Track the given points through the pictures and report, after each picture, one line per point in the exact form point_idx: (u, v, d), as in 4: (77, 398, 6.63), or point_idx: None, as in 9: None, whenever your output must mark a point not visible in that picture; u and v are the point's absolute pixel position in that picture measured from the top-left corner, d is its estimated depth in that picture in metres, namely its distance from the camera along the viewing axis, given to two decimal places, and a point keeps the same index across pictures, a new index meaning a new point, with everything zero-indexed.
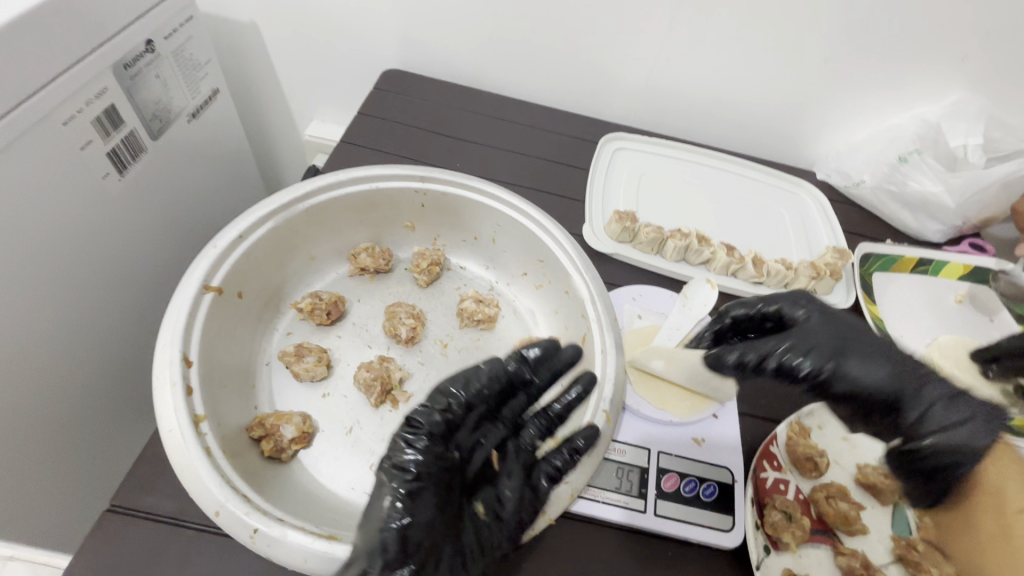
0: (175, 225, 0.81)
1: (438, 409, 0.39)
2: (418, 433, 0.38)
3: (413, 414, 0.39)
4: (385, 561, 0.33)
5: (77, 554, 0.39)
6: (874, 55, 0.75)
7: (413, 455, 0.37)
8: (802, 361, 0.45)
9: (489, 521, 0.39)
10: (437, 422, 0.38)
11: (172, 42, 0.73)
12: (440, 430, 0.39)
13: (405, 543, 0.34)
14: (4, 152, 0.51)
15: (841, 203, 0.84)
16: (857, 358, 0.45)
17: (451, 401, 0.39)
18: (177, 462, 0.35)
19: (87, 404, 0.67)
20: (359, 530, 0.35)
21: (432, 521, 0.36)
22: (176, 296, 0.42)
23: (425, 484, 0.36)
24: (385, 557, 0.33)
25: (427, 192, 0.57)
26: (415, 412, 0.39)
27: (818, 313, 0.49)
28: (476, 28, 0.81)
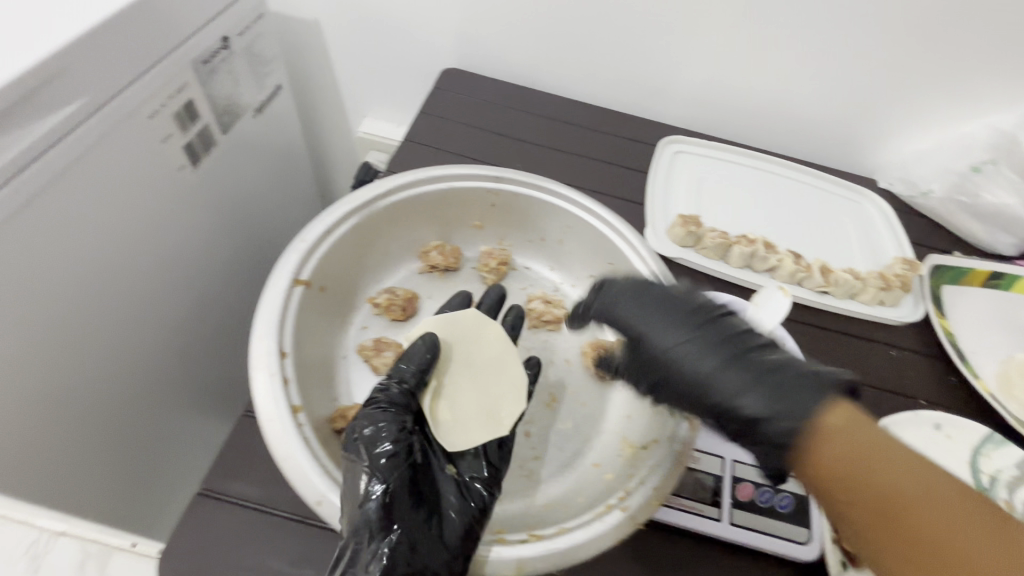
0: (237, 217, 0.83)
1: (387, 390, 0.43)
2: (384, 406, 0.42)
3: (374, 391, 0.43)
4: (371, 530, 0.35)
5: (173, 534, 0.41)
6: (950, 60, 0.72)
7: (378, 426, 0.40)
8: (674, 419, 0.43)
9: (453, 493, 0.42)
10: (397, 395, 0.42)
11: (244, 39, 0.74)
12: (402, 402, 0.42)
13: (386, 507, 0.37)
14: (96, 142, 0.53)
15: (906, 213, 0.82)
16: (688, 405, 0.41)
17: (404, 374, 0.43)
18: (279, 451, 0.37)
19: (151, 388, 0.70)
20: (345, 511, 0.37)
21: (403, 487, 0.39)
22: (270, 288, 0.44)
23: (397, 451, 0.39)
24: (371, 525, 0.35)
25: (499, 193, 0.57)
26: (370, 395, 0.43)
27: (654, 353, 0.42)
28: (539, 29, 0.81)
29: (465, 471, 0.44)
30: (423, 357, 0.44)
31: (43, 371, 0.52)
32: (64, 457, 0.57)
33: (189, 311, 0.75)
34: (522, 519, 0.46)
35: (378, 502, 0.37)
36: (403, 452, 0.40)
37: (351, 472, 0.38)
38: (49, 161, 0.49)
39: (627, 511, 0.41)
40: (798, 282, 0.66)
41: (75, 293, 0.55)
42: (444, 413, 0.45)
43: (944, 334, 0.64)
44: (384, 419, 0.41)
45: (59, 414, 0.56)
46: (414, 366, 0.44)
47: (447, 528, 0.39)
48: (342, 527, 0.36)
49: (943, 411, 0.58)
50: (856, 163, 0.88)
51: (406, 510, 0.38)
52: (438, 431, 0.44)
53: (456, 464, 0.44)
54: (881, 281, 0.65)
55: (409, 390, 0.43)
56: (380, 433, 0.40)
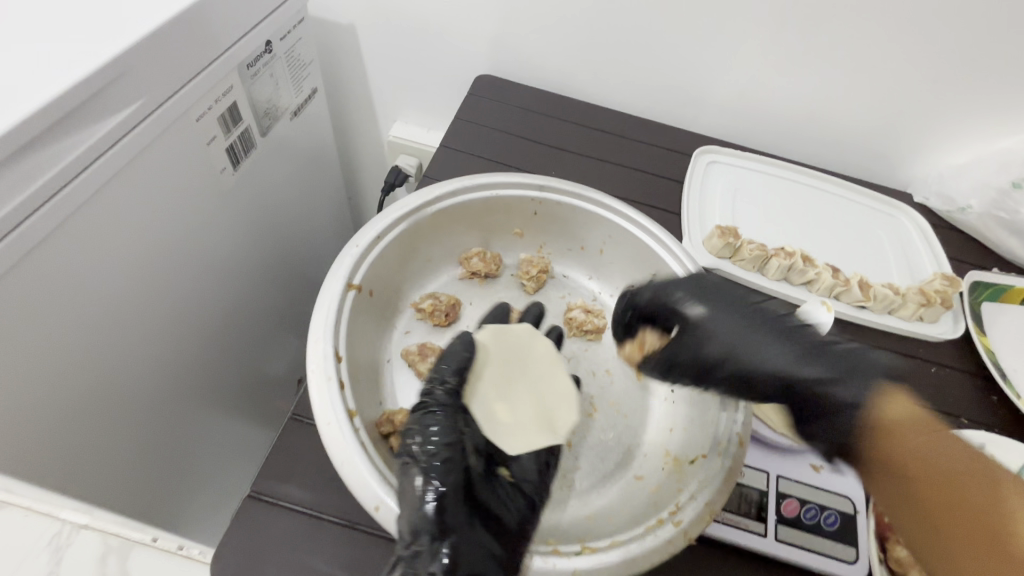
0: (271, 218, 0.84)
1: (432, 393, 0.44)
2: (430, 410, 0.42)
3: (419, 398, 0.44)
4: (429, 532, 0.35)
5: (224, 534, 0.41)
6: (993, 75, 0.72)
7: (432, 430, 0.40)
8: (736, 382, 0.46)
9: (509, 495, 0.41)
10: (442, 399, 0.43)
11: (286, 43, 0.75)
12: (448, 405, 0.43)
13: (442, 506, 0.36)
14: (147, 145, 0.54)
15: (942, 227, 0.81)
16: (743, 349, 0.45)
17: (445, 379, 0.45)
18: (336, 455, 0.37)
19: (182, 386, 0.71)
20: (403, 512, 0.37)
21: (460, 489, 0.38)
22: (325, 291, 0.44)
23: (449, 453, 0.39)
24: (428, 528, 0.35)
25: (543, 201, 0.58)
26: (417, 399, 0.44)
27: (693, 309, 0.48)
28: (575, 37, 0.81)
29: (520, 475, 0.44)
30: (461, 359, 0.46)
31: (83, 366, 0.53)
32: (98, 451, 0.58)
33: (222, 311, 0.75)
34: (575, 529, 0.45)
35: (435, 502, 0.36)
36: (457, 451, 0.40)
37: (405, 474, 0.38)
38: (105, 163, 0.49)
39: (679, 525, 0.41)
40: (836, 296, 0.66)
41: (118, 292, 0.55)
42: (503, 416, 0.47)
43: (985, 351, 0.63)
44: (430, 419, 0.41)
45: (96, 410, 0.56)
46: (456, 368, 0.46)
47: (506, 528, 0.39)
48: (399, 529, 0.36)
49: (986, 431, 0.58)
50: (890, 176, 0.87)
51: (462, 510, 0.38)
52: (496, 432, 0.46)
53: (510, 467, 0.44)
54: (921, 296, 0.65)
55: (453, 390, 0.45)
56: (431, 432, 0.40)
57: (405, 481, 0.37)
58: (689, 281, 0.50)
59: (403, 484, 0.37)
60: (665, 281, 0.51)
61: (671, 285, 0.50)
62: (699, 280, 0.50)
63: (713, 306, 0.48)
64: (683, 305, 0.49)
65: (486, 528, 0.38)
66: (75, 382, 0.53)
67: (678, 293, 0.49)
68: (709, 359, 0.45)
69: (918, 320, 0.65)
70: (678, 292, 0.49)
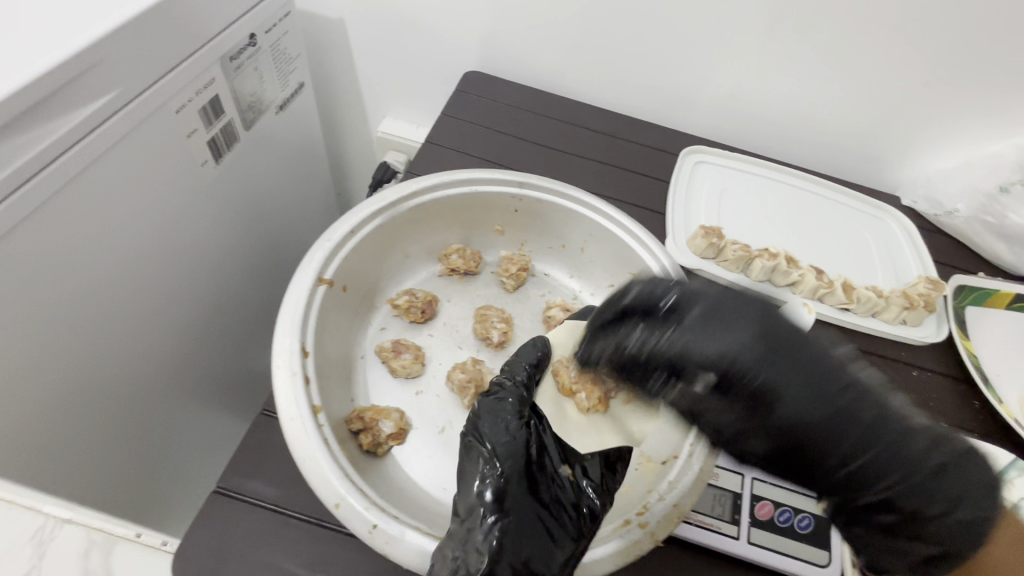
0: (255, 212, 0.83)
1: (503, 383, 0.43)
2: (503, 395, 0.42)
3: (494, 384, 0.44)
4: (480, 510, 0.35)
5: (187, 530, 0.41)
6: (982, 79, 0.71)
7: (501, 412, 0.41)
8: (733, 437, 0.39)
9: (572, 493, 0.39)
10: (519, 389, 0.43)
11: (271, 37, 0.75)
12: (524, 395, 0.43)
13: (500, 496, 0.36)
14: (123, 137, 0.54)
15: (929, 231, 0.81)
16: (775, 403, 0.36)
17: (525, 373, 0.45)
18: (298, 451, 0.36)
19: (165, 382, 0.70)
20: (460, 495, 0.37)
21: (519, 476, 0.37)
22: (294, 285, 0.44)
23: (515, 438, 0.39)
24: (481, 505, 0.35)
25: (523, 198, 0.57)
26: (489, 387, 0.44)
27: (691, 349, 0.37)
28: (564, 35, 0.81)
29: (585, 473, 0.41)
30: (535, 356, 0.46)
31: (62, 362, 0.53)
32: (78, 447, 0.58)
33: (206, 305, 0.75)
34: None
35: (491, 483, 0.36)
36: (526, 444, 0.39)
37: (471, 459, 0.38)
38: (76, 153, 0.49)
39: (646, 527, 0.40)
40: (820, 298, 0.65)
41: (96, 285, 0.55)
42: (574, 414, 0.45)
43: (968, 356, 0.63)
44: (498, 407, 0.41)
45: (75, 405, 0.56)
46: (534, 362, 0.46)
47: (557, 525, 0.37)
48: (459, 506, 0.36)
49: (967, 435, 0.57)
50: (879, 179, 0.87)
51: (522, 502, 0.36)
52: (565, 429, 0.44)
53: (572, 465, 0.41)
54: (904, 300, 0.64)
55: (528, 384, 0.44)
56: (501, 420, 0.40)
57: (471, 467, 0.38)
58: (742, 321, 0.37)
59: (467, 469, 0.38)
60: (723, 338, 0.36)
61: (727, 337, 0.36)
62: (759, 324, 0.37)
63: (782, 380, 0.36)
64: (748, 381, 0.36)
65: (537, 521, 0.36)
66: (54, 377, 0.52)
67: (740, 362, 0.35)
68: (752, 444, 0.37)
69: (902, 323, 0.65)
70: (738, 360, 0.36)
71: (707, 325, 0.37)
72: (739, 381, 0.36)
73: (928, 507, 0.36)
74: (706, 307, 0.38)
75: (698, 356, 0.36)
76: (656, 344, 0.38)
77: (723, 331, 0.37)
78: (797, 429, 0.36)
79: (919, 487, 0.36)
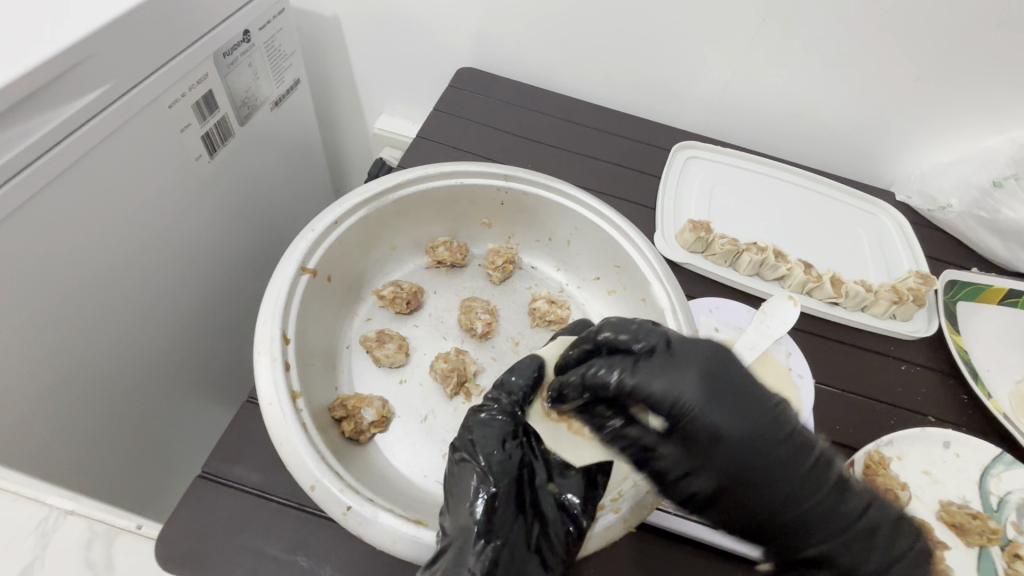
0: (250, 207, 0.84)
1: (496, 401, 0.44)
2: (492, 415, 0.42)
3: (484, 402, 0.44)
4: (472, 535, 0.35)
5: (171, 514, 0.41)
6: (975, 74, 0.71)
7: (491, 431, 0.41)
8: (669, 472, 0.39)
9: (557, 513, 0.40)
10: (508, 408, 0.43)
11: (265, 33, 0.76)
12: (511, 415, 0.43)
13: (494, 511, 0.36)
14: (115, 131, 0.55)
15: (921, 226, 0.81)
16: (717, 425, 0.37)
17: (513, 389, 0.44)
18: (277, 434, 0.37)
19: (162, 375, 0.71)
20: (448, 515, 0.37)
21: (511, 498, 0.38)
22: (277, 275, 0.44)
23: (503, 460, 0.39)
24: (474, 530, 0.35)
25: (508, 191, 0.58)
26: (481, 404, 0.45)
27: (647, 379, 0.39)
28: (555, 31, 0.81)
29: (567, 487, 0.42)
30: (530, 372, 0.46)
31: (59, 353, 0.54)
32: (77, 438, 0.59)
33: (202, 300, 0.76)
34: None
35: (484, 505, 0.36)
36: (515, 461, 0.40)
37: (460, 477, 0.38)
38: (68, 147, 0.50)
39: (619, 512, 0.41)
40: (809, 292, 0.65)
41: (92, 278, 0.56)
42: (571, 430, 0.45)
43: (957, 351, 0.63)
44: (491, 427, 0.41)
45: (74, 396, 0.57)
46: (529, 380, 0.45)
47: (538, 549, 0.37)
48: (447, 528, 0.36)
49: (952, 429, 0.57)
50: (873, 174, 0.87)
51: (511, 521, 0.37)
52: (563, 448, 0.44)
53: (557, 481, 0.42)
54: (894, 294, 0.64)
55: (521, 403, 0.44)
56: (491, 439, 0.40)
57: (462, 483, 0.38)
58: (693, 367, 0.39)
59: (457, 486, 0.38)
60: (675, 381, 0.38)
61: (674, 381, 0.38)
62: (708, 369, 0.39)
63: (727, 416, 0.37)
64: (692, 428, 0.37)
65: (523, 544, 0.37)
66: (53, 367, 0.53)
67: (685, 402, 0.37)
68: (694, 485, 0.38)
69: (891, 317, 0.64)
70: (683, 404, 0.37)
71: (655, 371, 0.39)
72: (686, 429, 0.37)
73: (867, 559, 0.36)
74: (650, 355, 0.40)
75: (649, 397, 0.38)
76: (609, 381, 0.40)
77: (672, 375, 0.38)
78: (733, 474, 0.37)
79: (852, 544, 0.36)
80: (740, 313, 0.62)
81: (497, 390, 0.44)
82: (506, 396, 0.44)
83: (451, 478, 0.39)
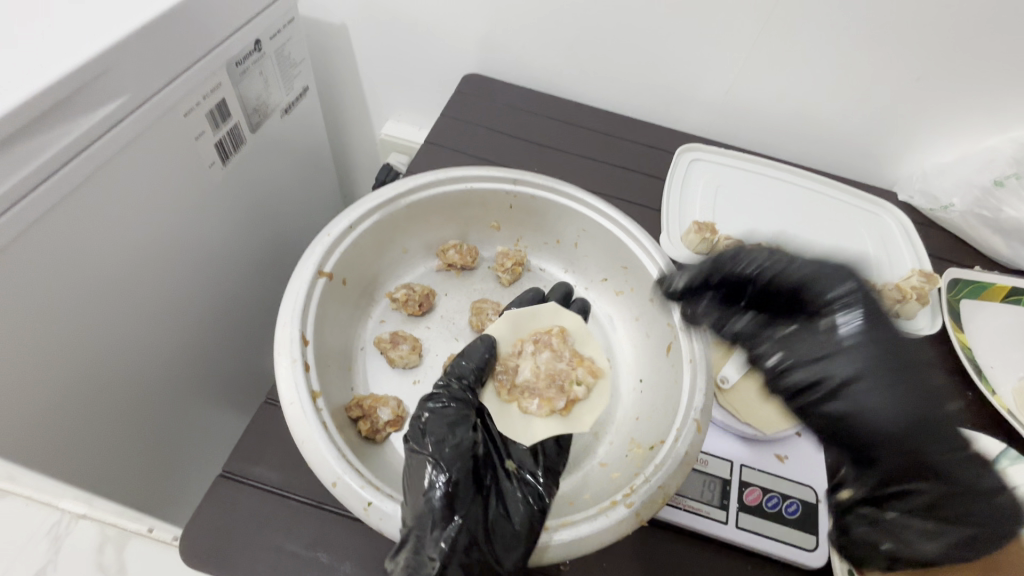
0: (261, 213, 0.85)
1: (449, 385, 0.45)
2: (441, 402, 0.43)
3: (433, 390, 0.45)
4: (432, 520, 0.36)
5: (195, 512, 0.43)
6: (975, 75, 0.72)
7: (440, 417, 0.42)
8: (795, 373, 0.40)
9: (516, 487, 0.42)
10: (456, 392, 0.45)
11: (276, 42, 0.77)
12: (460, 398, 0.44)
13: (451, 497, 0.37)
14: (132, 140, 0.56)
15: (925, 226, 0.81)
16: (890, 369, 0.39)
17: (461, 372, 0.46)
18: (299, 433, 0.38)
19: (175, 378, 0.72)
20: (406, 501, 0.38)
21: (466, 480, 0.39)
22: (295, 279, 0.46)
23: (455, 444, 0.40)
24: (433, 516, 0.36)
25: (517, 194, 0.59)
26: (431, 392, 0.45)
27: (836, 289, 0.41)
28: (560, 37, 0.82)
29: (524, 464, 0.45)
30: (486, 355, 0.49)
31: (77, 356, 0.55)
32: (94, 439, 0.60)
33: (214, 304, 0.77)
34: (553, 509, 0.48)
35: (442, 491, 0.37)
36: (469, 446, 0.41)
37: (415, 464, 0.39)
38: (90, 156, 0.51)
39: (631, 507, 0.42)
40: None
41: (110, 283, 0.57)
42: (522, 408, 0.49)
43: (962, 348, 0.63)
44: (441, 414, 0.42)
45: (92, 398, 0.58)
46: (478, 364, 0.47)
47: (497, 525, 0.40)
48: (407, 516, 0.37)
49: (958, 425, 0.58)
50: (876, 174, 0.87)
51: (468, 503, 0.38)
52: (512, 424, 0.48)
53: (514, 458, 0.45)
54: (897, 293, 0.65)
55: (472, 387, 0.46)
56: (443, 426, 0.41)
57: (417, 470, 0.39)
58: (840, 279, 0.41)
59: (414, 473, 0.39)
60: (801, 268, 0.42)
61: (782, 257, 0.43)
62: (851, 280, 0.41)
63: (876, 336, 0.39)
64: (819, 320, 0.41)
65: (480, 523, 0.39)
66: (72, 370, 0.55)
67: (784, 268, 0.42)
68: (790, 379, 0.40)
69: (896, 316, 0.65)
70: (829, 288, 0.41)
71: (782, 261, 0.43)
72: (829, 308, 0.41)
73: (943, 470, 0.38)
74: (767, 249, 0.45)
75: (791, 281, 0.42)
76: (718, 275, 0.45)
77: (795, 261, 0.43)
78: (859, 381, 0.39)
79: (937, 449, 0.38)
80: None
81: (447, 377, 0.45)
82: (454, 381, 0.46)
83: (409, 465, 0.39)
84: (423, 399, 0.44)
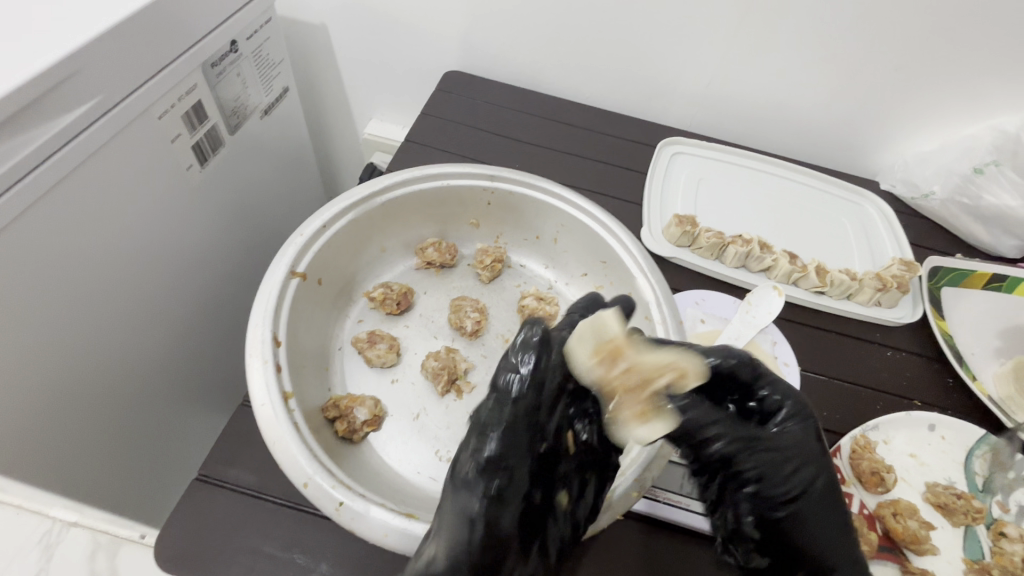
0: (243, 214, 0.84)
1: (519, 396, 0.36)
2: (505, 413, 0.35)
3: (501, 388, 0.36)
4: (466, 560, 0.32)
5: (170, 517, 0.42)
6: (951, 63, 0.72)
7: (501, 435, 0.35)
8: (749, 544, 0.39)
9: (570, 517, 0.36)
10: (527, 399, 0.36)
11: (252, 43, 0.77)
12: (530, 407, 0.36)
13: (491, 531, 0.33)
14: (105, 144, 0.55)
15: (906, 214, 0.82)
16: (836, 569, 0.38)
17: (543, 375, 0.37)
18: (269, 434, 0.38)
19: (159, 383, 0.72)
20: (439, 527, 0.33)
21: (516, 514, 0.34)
22: (266, 280, 0.45)
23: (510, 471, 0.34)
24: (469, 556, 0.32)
25: (494, 190, 0.58)
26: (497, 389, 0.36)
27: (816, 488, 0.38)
28: (539, 33, 0.82)
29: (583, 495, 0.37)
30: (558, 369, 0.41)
31: (59, 362, 0.55)
32: (79, 444, 0.60)
33: (198, 308, 0.77)
34: None
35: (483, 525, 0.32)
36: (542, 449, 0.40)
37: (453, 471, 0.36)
38: (61, 159, 0.51)
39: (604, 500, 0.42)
40: (795, 282, 0.66)
41: (86, 286, 0.56)
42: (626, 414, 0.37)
43: (942, 335, 0.64)
44: (506, 433, 0.34)
45: (75, 403, 0.58)
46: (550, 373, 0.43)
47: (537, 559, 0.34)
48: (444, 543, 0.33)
49: (938, 412, 0.58)
50: (858, 164, 0.88)
51: (514, 546, 0.33)
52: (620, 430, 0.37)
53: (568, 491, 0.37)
54: (878, 282, 0.65)
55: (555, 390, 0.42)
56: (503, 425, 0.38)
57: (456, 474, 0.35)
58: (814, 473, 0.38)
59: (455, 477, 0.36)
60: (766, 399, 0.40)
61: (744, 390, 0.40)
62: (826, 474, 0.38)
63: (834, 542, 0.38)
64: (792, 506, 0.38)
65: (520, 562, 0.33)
66: (53, 376, 0.54)
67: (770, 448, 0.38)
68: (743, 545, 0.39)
69: (876, 304, 0.65)
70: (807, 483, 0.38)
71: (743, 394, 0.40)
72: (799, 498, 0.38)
73: None
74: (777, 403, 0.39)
75: (776, 470, 0.38)
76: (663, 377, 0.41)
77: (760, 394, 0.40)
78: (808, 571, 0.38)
79: None
80: (725, 305, 0.63)
81: (519, 382, 0.36)
82: (529, 382, 0.36)
83: (455, 482, 0.34)
84: (490, 393, 0.36)
